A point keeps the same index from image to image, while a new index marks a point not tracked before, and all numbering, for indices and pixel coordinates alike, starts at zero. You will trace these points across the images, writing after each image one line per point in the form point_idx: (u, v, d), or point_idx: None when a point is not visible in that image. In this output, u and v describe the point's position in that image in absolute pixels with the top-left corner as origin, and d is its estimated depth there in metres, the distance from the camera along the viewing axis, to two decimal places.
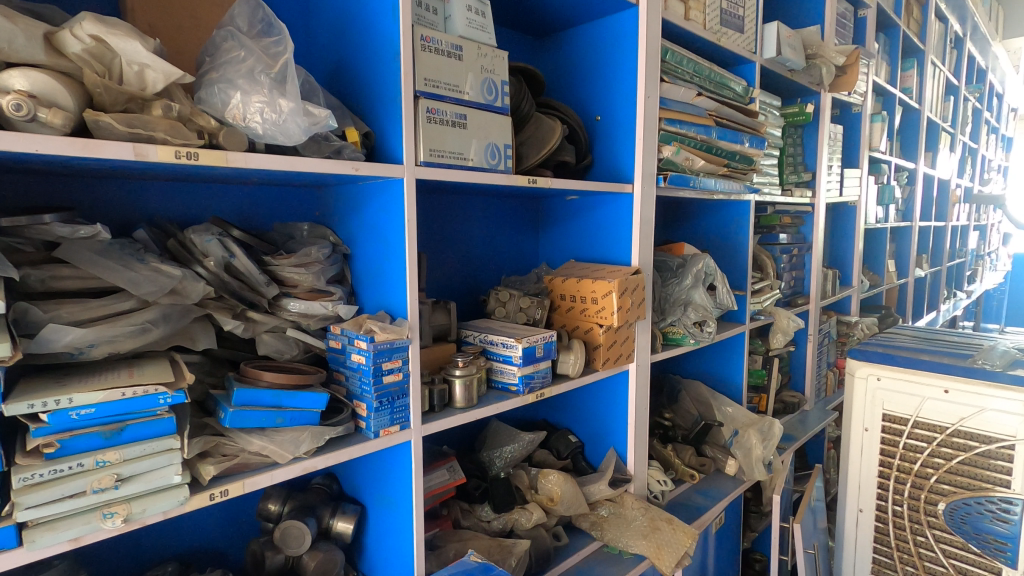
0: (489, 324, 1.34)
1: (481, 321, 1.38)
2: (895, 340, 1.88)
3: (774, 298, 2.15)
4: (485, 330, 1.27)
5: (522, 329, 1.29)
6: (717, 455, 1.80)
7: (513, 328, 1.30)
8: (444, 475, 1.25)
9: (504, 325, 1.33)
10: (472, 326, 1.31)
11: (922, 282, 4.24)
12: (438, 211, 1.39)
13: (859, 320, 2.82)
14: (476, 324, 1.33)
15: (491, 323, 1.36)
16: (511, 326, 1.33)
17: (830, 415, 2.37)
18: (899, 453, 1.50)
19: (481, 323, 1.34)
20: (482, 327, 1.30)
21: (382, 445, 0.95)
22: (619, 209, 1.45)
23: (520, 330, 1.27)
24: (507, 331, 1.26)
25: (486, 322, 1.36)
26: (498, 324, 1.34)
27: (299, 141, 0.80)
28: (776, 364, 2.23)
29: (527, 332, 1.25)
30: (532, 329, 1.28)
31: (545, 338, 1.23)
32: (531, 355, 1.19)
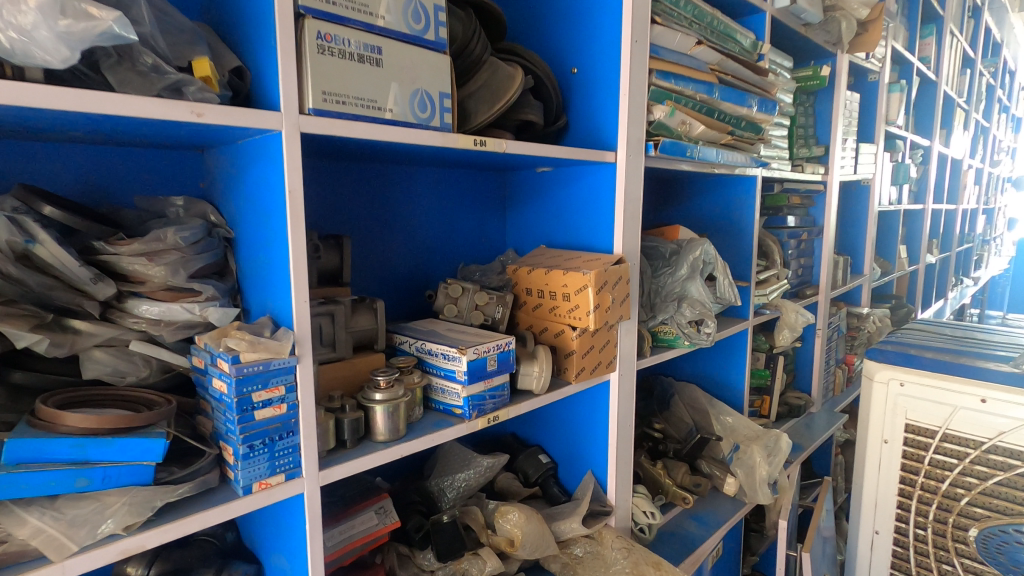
0: (436, 327, 1.07)
1: (426, 322, 1.11)
2: (921, 338, 1.62)
3: (782, 289, 1.88)
4: (426, 334, 1.00)
5: (474, 334, 1.03)
6: (714, 472, 1.54)
7: (462, 333, 1.03)
8: (373, 519, 0.98)
9: (454, 328, 1.07)
10: (411, 329, 1.04)
11: (932, 269, 3.98)
12: (373, 184, 1.12)
13: (870, 311, 2.56)
14: (417, 327, 1.06)
15: (439, 325, 1.10)
16: (462, 329, 1.06)
17: (840, 420, 2.13)
18: (922, 484, 0.98)
19: (424, 325, 1.08)
20: (423, 331, 1.03)
21: (258, 504, 0.69)
22: (599, 184, 1.18)
23: (470, 335, 1.01)
24: (453, 336, 0.99)
25: (431, 324, 1.09)
26: (446, 327, 1.08)
27: (72, 62, 0.52)
28: (781, 363, 1.98)
29: (478, 338, 0.98)
30: (486, 334, 1.02)
31: (499, 347, 0.97)
32: (479, 369, 0.93)
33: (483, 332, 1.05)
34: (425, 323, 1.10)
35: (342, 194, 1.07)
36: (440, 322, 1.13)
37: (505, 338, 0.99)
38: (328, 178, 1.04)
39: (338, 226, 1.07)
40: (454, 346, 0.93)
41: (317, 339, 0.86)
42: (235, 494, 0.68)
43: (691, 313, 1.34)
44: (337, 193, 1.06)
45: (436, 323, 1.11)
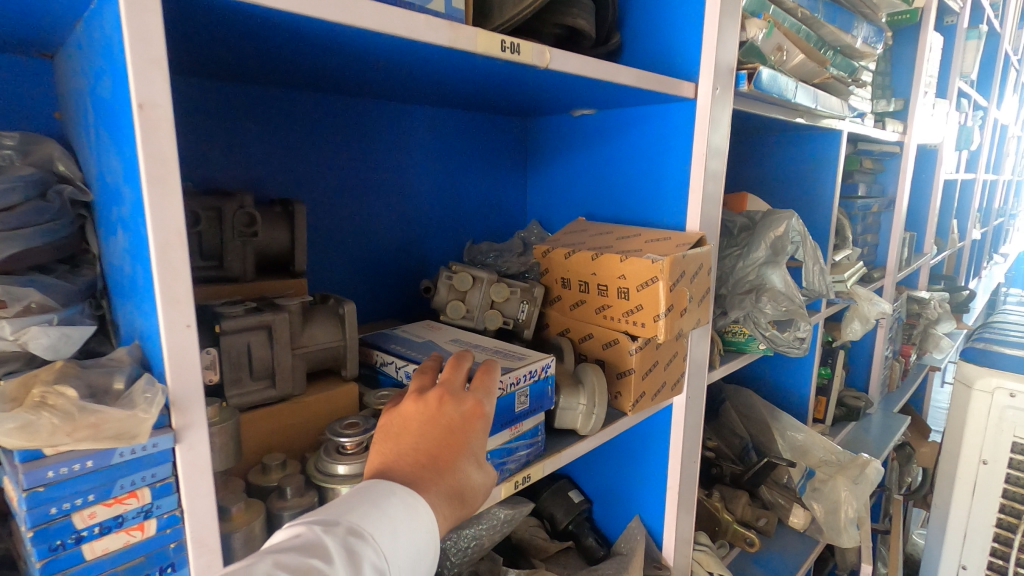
0: (436, 333, 0.73)
1: (423, 324, 0.78)
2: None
3: (856, 273, 1.55)
4: (423, 350, 0.66)
5: (490, 346, 0.69)
6: (778, 500, 1.24)
7: (474, 344, 0.69)
8: None
9: (462, 335, 0.73)
10: (399, 338, 0.70)
11: (974, 246, 3.66)
12: (343, 124, 0.77)
13: (931, 296, 2.25)
14: (410, 335, 0.72)
15: (441, 329, 0.76)
16: (473, 337, 0.72)
17: (903, 423, 1.83)
18: None
19: (421, 330, 0.74)
20: (417, 341, 0.69)
21: None
22: (667, 131, 0.84)
23: (486, 351, 0.67)
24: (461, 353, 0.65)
25: (430, 328, 0.75)
26: (451, 333, 0.74)
27: None
28: (842, 359, 1.68)
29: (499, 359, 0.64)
30: (509, 349, 0.69)
31: (531, 375, 0.64)
32: (503, 412, 0.60)
33: (506, 344, 0.71)
34: (423, 326, 0.77)
35: (297, 139, 0.72)
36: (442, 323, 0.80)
37: (539, 358, 0.66)
38: (273, 114, 0.70)
39: (293, 186, 0.73)
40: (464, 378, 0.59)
41: (244, 371, 0.52)
42: None
43: (773, 310, 1.02)
44: (288, 134, 0.72)
45: (438, 327, 0.77)
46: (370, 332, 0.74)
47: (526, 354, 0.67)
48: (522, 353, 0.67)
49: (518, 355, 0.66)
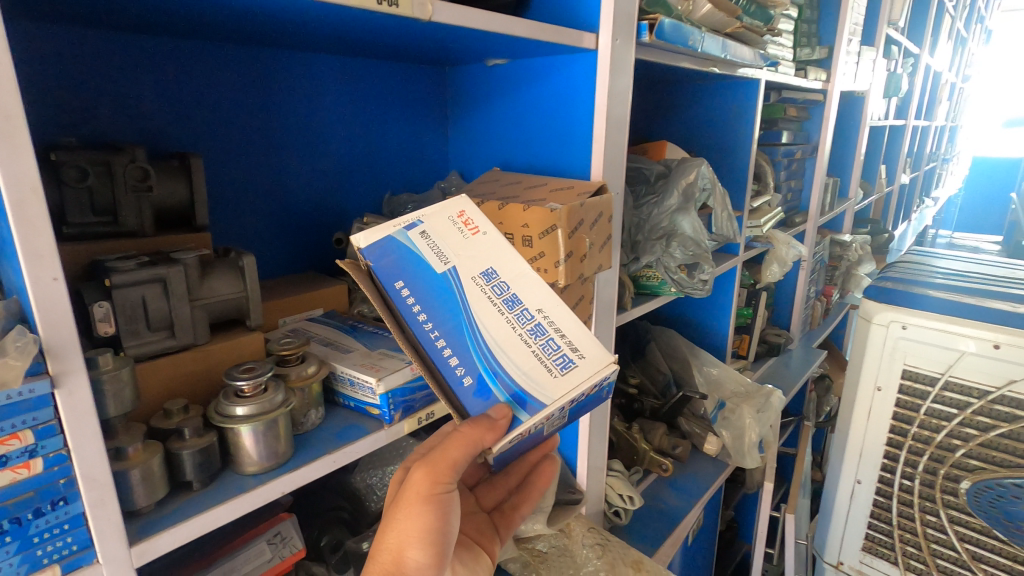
0: (464, 251, 0.56)
1: (454, 211, 0.60)
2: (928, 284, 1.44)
3: (774, 218, 1.64)
4: (439, 317, 0.52)
5: (529, 312, 0.55)
6: (694, 431, 1.36)
7: (510, 307, 0.54)
8: (264, 555, 0.69)
9: (500, 264, 0.57)
10: (413, 268, 0.54)
11: (903, 190, 3.84)
12: (243, 75, 0.76)
13: (853, 239, 2.38)
14: (428, 250, 0.55)
15: (479, 231, 0.59)
16: (512, 273, 0.56)
17: (820, 357, 1.99)
18: (917, 421, 1.25)
19: (447, 237, 0.57)
20: (435, 280, 0.54)
21: None
22: (572, 83, 0.86)
23: (521, 335, 0.53)
24: (489, 338, 0.52)
25: (462, 235, 0.57)
26: (484, 251, 0.57)
27: None
28: (764, 300, 1.79)
29: (533, 369, 0.52)
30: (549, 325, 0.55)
31: (571, 403, 0.52)
32: (521, 448, 0.53)
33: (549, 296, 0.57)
34: (450, 217, 0.59)
35: (198, 93, 0.72)
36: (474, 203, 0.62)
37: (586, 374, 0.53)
38: (164, 65, 0.69)
39: (197, 140, 0.73)
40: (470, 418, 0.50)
41: (141, 324, 0.55)
42: None
43: (682, 254, 1.08)
44: (183, 86, 0.71)
45: (474, 224, 0.59)
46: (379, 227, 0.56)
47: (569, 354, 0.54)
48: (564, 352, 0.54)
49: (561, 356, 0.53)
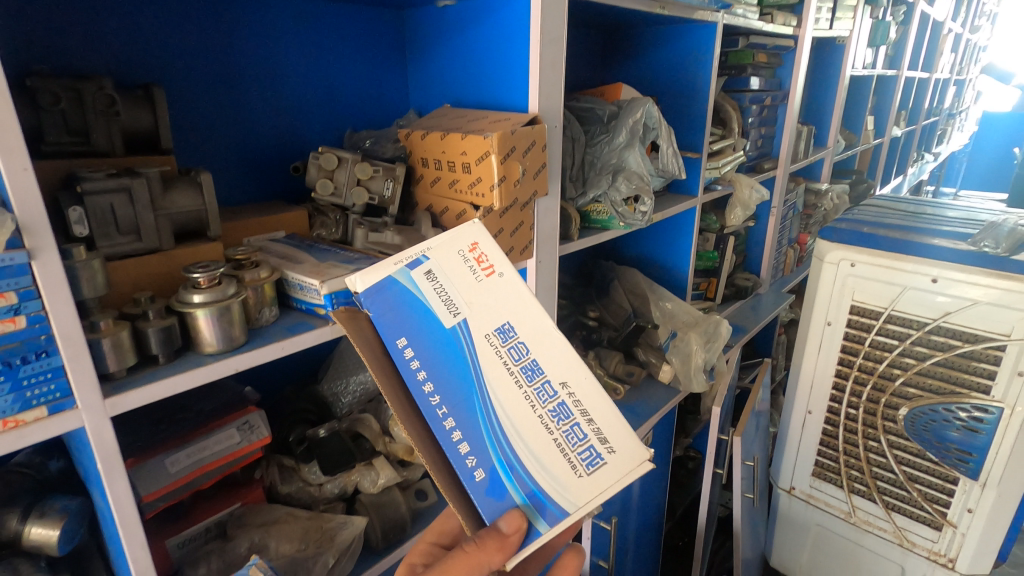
0: (477, 302, 0.59)
1: (466, 242, 0.62)
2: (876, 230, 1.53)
3: (738, 162, 1.70)
4: (456, 399, 0.57)
5: (550, 388, 0.60)
6: (650, 360, 1.47)
7: (528, 378, 0.59)
8: (234, 438, 0.82)
9: (516, 319, 0.60)
10: (424, 336, 0.58)
11: (896, 142, 3.83)
12: (202, 15, 0.84)
13: (830, 187, 2.43)
14: (443, 304, 0.58)
15: (495, 274, 0.61)
16: (527, 333, 0.60)
17: (787, 300, 2.07)
18: (863, 352, 1.54)
19: (463, 285, 0.60)
20: (452, 349, 0.58)
21: (9, 447, 0.52)
22: (511, 21, 0.92)
23: (541, 414, 0.59)
24: (507, 421, 0.57)
25: (473, 276, 0.60)
26: (497, 302, 0.60)
27: None
28: (731, 244, 1.87)
29: (552, 454, 0.57)
30: (570, 402, 0.60)
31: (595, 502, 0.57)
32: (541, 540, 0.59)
33: (568, 364, 0.61)
34: (464, 254, 0.61)
35: (160, 31, 0.80)
36: (488, 234, 0.63)
37: (609, 466, 0.58)
38: (129, 5, 0.77)
39: (163, 75, 0.81)
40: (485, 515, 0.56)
41: (111, 227, 0.64)
42: None
43: (627, 188, 1.14)
44: (146, 24, 0.78)
45: (488, 264, 0.61)
46: (381, 265, 0.59)
47: (590, 439, 0.59)
48: (585, 436, 0.59)
49: (581, 443, 0.59)
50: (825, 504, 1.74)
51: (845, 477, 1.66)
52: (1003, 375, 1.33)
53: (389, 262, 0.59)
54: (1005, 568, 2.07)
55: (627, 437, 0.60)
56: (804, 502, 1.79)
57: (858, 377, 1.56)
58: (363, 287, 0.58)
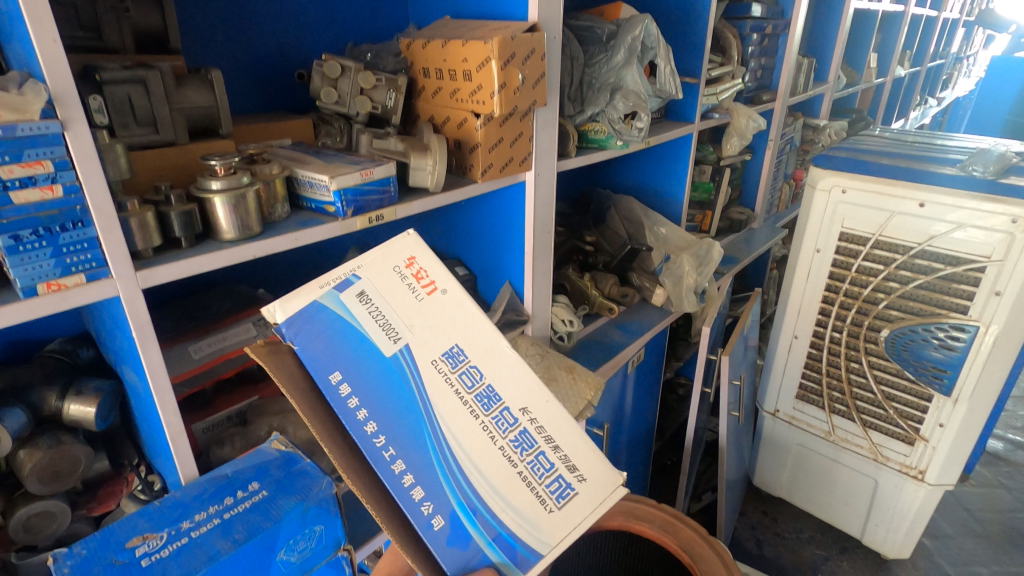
0: (418, 327, 0.66)
1: (402, 258, 0.69)
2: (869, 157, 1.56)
3: (736, 91, 1.71)
4: (405, 440, 0.62)
5: (509, 417, 0.66)
6: (644, 284, 1.52)
7: (484, 407, 0.65)
8: (250, 332, 0.88)
9: (465, 340, 0.67)
10: (366, 369, 0.63)
11: (898, 83, 3.79)
12: None
13: (829, 123, 2.43)
14: (380, 329, 0.64)
15: (438, 291, 0.68)
16: (474, 355, 0.67)
17: (780, 233, 2.11)
18: (849, 277, 1.60)
19: (407, 307, 0.66)
20: (396, 375, 0.63)
21: (53, 308, 0.57)
22: None
23: (502, 445, 0.64)
24: (465, 457, 0.62)
25: (414, 294, 0.67)
26: (438, 318, 0.67)
27: None
28: (726, 176, 1.89)
29: (518, 488, 0.63)
30: (533, 429, 0.66)
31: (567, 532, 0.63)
32: None
33: (524, 390, 0.67)
34: (399, 269, 0.68)
35: None
36: (425, 246, 0.70)
37: (581, 495, 0.65)
38: None
39: None
40: (448, 565, 0.59)
41: (129, 117, 0.67)
42: (15, 298, 0.55)
43: (624, 106, 1.17)
44: None
45: (429, 282, 0.68)
46: (307, 290, 0.64)
47: (557, 469, 0.65)
48: (551, 466, 0.65)
49: (548, 475, 0.64)
50: (806, 424, 1.83)
51: (827, 398, 1.74)
52: (981, 295, 1.39)
53: (316, 286, 0.65)
54: (972, 486, 2.21)
55: (597, 465, 0.66)
56: (786, 424, 1.88)
57: (843, 302, 1.62)
58: (286, 316, 0.63)
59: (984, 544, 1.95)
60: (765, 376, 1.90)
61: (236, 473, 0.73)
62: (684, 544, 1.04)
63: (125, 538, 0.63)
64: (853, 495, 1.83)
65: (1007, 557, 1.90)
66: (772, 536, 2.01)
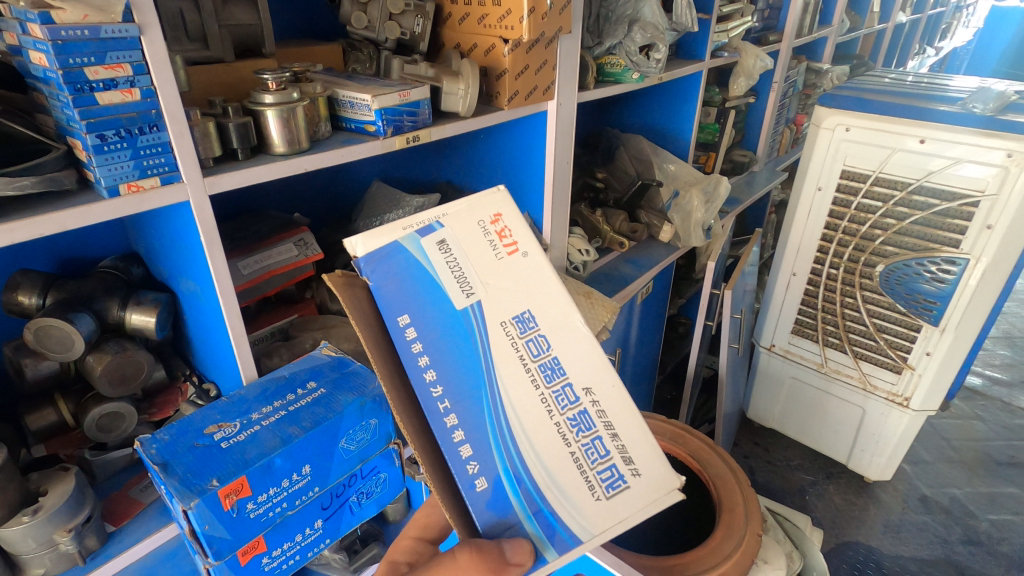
0: (492, 283, 0.63)
1: (488, 212, 0.66)
2: (873, 97, 1.60)
3: (744, 30, 1.72)
4: (461, 394, 0.59)
5: (571, 393, 0.63)
6: (652, 221, 1.56)
7: (546, 379, 0.63)
8: (292, 251, 0.93)
9: (537, 309, 0.64)
10: (432, 314, 0.60)
11: (899, 30, 3.76)
12: None
13: (831, 67, 2.45)
14: (455, 280, 0.61)
15: (519, 253, 0.65)
16: (544, 325, 0.64)
17: (781, 176, 2.15)
18: (849, 215, 1.66)
19: (484, 264, 0.63)
20: (460, 326, 0.60)
21: (131, 209, 0.60)
22: None
23: (558, 421, 0.62)
24: (520, 427, 0.60)
25: (493, 252, 0.64)
26: (513, 283, 0.64)
27: None
28: (732, 117, 1.92)
29: (569, 469, 0.60)
30: (593, 411, 0.63)
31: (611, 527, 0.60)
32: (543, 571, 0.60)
33: (590, 370, 0.65)
34: (483, 224, 0.65)
35: None
36: (512, 205, 0.67)
37: (633, 489, 0.61)
38: None
39: None
40: (484, 525, 0.58)
41: (182, 33, 0.71)
42: (98, 198, 0.58)
43: (642, 39, 1.19)
44: None
45: (511, 243, 0.65)
46: (388, 230, 0.61)
47: (612, 457, 0.62)
48: (607, 453, 0.62)
49: (603, 461, 0.62)
50: (800, 358, 1.93)
51: (821, 332, 1.83)
52: (975, 229, 1.45)
53: (397, 228, 0.62)
54: (951, 418, 2.34)
55: (655, 464, 0.63)
56: (781, 358, 1.98)
57: (842, 239, 1.69)
58: (360, 250, 0.60)
59: (959, 469, 2.09)
60: (763, 314, 1.98)
61: (293, 374, 0.79)
62: (693, 452, 1.13)
63: (203, 426, 0.69)
64: (841, 424, 1.95)
65: (979, 480, 2.04)
66: (765, 463, 2.13)
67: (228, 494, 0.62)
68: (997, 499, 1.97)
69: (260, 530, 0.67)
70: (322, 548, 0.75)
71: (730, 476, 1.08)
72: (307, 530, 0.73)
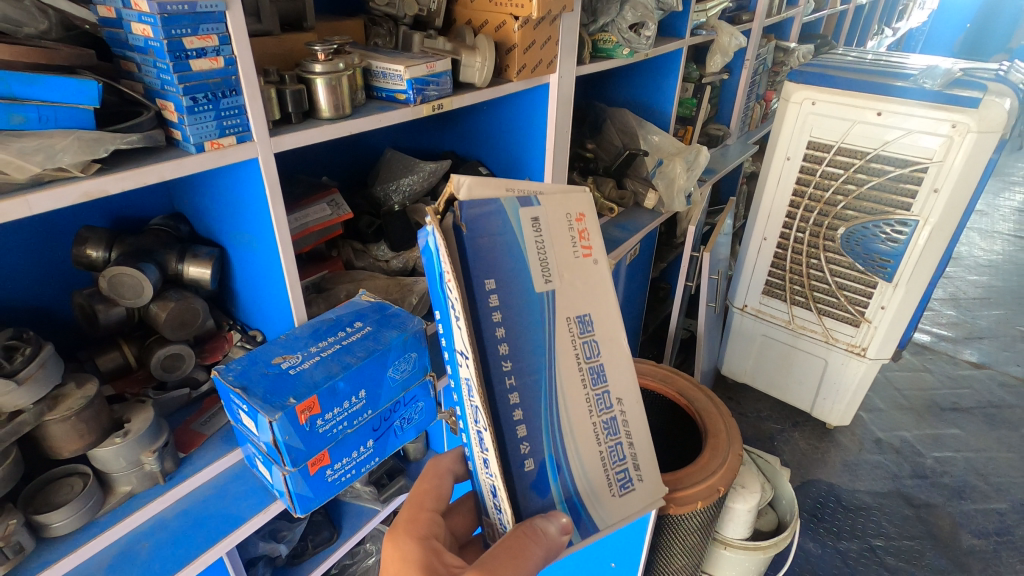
0: (566, 276, 0.66)
1: (576, 209, 0.68)
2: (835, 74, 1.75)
3: (720, 10, 1.84)
4: (528, 381, 0.64)
5: (609, 401, 0.73)
6: (637, 188, 1.70)
7: (593, 382, 0.71)
8: (326, 210, 1.02)
9: (596, 315, 0.71)
10: (512, 288, 0.62)
11: (857, 13, 3.96)
12: None
13: (796, 46, 2.60)
14: (539, 265, 0.64)
15: (591, 259, 0.70)
16: (599, 334, 0.71)
17: (751, 149, 2.31)
18: (814, 182, 1.82)
19: (566, 257, 0.66)
20: (535, 309, 0.63)
21: (213, 163, 0.69)
22: None
23: (595, 422, 0.71)
24: (568, 421, 0.69)
25: (574, 250, 0.67)
26: (581, 285, 0.68)
27: None
28: (707, 93, 2.05)
29: (596, 468, 0.72)
30: (620, 420, 0.74)
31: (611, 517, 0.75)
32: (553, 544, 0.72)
33: (625, 384, 0.75)
34: (571, 220, 0.67)
35: None
36: (593, 208, 0.70)
37: (636, 492, 0.76)
38: None
39: None
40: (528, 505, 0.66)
41: None
42: (187, 153, 0.66)
43: (632, 16, 1.31)
44: None
45: (588, 246, 0.68)
46: (493, 185, 0.59)
47: (626, 463, 0.76)
48: (623, 458, 0.75)
49: (619, 465, 0.75)
50: (770, 316, 2.10)
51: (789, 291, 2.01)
52: (924, 193, 1.63)
53: (501, 187, 0.60)
54: (902, 371, 2.57)
55: (654, 476, 0.78)
56: (753, 317, 2.15)
57: (808, 205, 1.85)
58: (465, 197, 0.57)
59: (909, 414, 2.32)
60: (736, 277, 2.14)
61: (339, 316, 0.89)
62: (681, 390, 1.28)
63: (270, 358, 0.79)
64: (806, 375, 2.14)
65: (926, 423, 2.27)
66: (737, 416, 2.31)
67: (303, 410, 0.73)
68: (940, 438, 2.20)
69: (326, 445, 0.78)
70: (373, 464, 0.88)
71: (713, 409, 1.23)
72: (361, 447, 0.84)
